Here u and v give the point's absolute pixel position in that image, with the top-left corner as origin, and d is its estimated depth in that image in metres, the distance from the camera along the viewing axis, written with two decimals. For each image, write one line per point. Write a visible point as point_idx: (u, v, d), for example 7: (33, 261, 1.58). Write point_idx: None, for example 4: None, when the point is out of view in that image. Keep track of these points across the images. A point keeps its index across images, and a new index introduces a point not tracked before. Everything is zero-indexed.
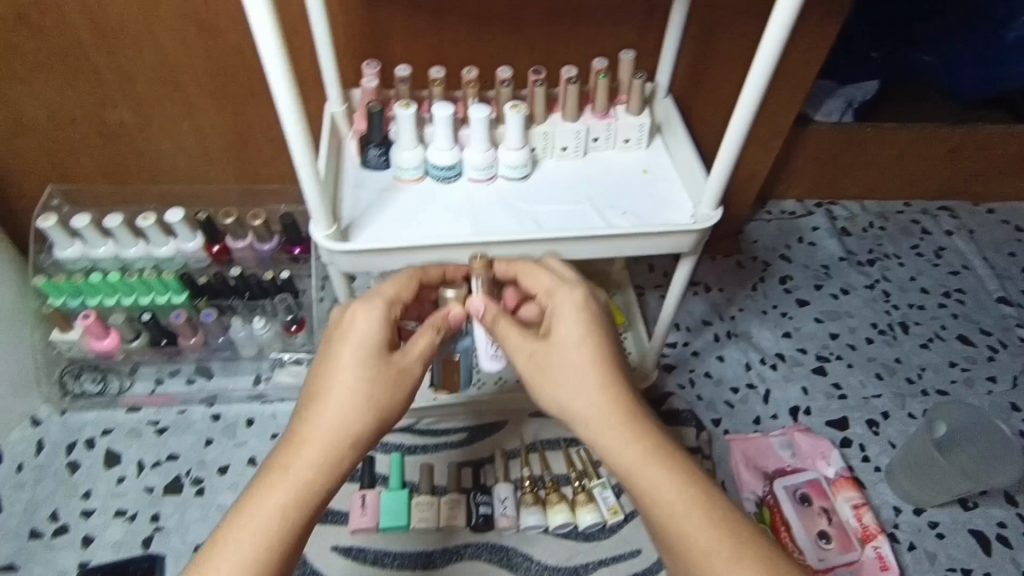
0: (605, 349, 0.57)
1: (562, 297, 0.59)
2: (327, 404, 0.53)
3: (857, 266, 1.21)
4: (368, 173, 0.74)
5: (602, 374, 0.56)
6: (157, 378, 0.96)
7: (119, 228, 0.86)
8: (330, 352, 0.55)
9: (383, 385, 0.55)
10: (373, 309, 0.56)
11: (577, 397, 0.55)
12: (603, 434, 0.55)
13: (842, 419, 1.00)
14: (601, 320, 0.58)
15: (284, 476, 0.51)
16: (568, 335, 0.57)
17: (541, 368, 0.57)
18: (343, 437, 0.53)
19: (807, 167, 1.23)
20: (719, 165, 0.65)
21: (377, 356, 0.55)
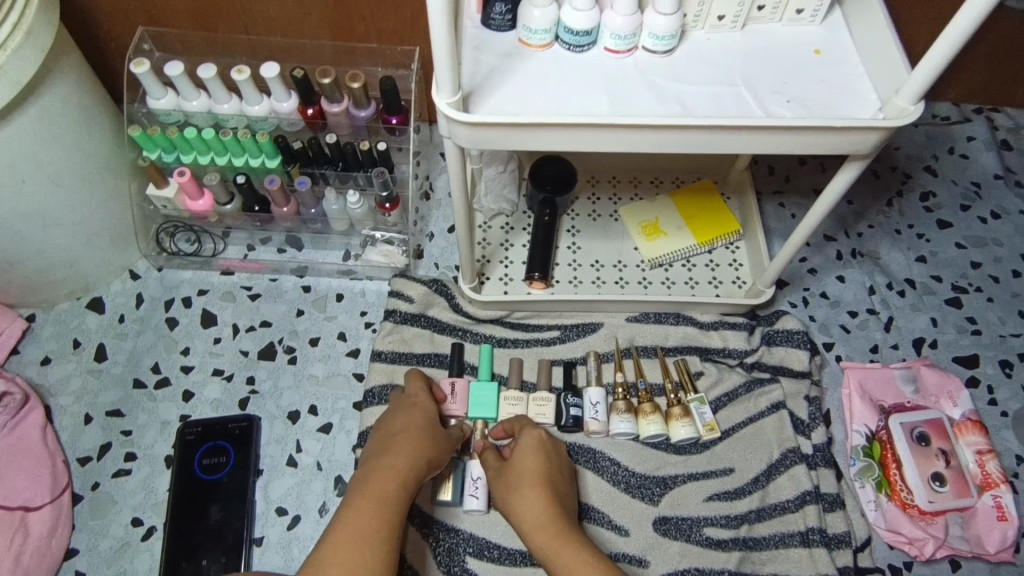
0: (549, 457, 0.72)
1: (522, 426, 0.75)
2: (404, 438, 0.70)
3: (1014, 187, 1.05)
4: (489, 34, 0.65)
5: (543, 474, 0.69)
6: (249, 245, 0.95)
7: (213, 80, 0.80)
8: (393, 419, 0.74)
9: (436, 435, 0.72)
10: (427, 394, 0.78)
11: (516, 496, 0.67)
12: (532, 528, 0.64)
13: (972, 356, 0.90)
14: (551, 442, 0.74)
15: (383, 472, 0.65)
16: (518, 447, 0.72)
17: (501, 474, 0.71)
18: (419, 459, 0.68)
19: (982, 62, 1.03)
20: (934, 51, 0.53)
21: (428, 420, 0.74)
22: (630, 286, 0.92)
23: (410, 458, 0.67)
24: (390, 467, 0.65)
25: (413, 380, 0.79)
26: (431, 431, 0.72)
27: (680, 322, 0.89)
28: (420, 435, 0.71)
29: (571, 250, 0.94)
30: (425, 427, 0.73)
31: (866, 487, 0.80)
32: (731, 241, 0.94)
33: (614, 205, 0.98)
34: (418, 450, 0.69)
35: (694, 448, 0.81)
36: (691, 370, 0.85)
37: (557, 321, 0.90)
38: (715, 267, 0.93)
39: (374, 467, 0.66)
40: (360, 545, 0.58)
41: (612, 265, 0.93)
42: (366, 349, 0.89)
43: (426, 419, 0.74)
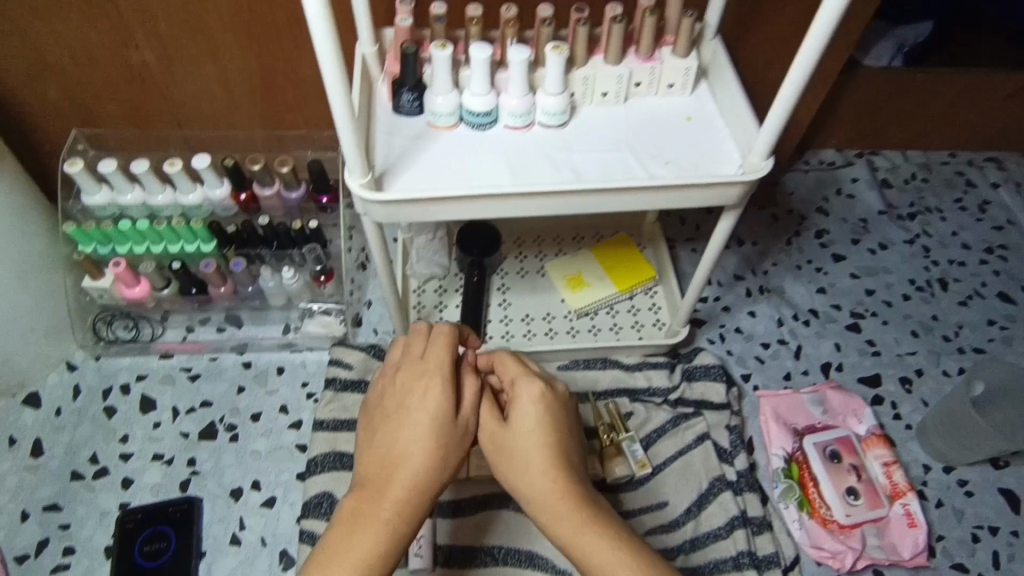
0: (557, 426, 0.59)
1: (524, 380, 0.61)
2: (400, 459, 0.55)
3: (897, 219, 1.16)
4: (401, 119, 0.71)
5: (555, 452, 0.57)
6: (188, 326, 0.97)
7: (146, 175, 0.85)
8: (383, 419, 0.58)
9: (446, 445, 0.56)
10: (439, 381, 0.57)
11: (524, 480, 0.56)
12: (550, 517, 0.55)
13: (874, 376, 0.98)
14: (558, 401, 0.61)
15: (370, 526, 0.52)
16: (518, 411, 0.59)
17: (502, 442, 0.58)
18: (418, 489, 0.54)
19: (852, 113, 1.16)
20: (773, 114, 0.62)
21: (432, 420, 0.56)
22: (559, 335, 0.98)
23: (406, 489, 0.54)
24: (377, 518, 0.52)
25: (415, 345, 0.61)
26: (434, 438, 0.55)
27: (607, 367, 0.94)
28: (417, 447, 0.55)
29: (502, 306, 1.00)
30: (428, 431, 0.56)
31: (789, 507, 0.85)
32: (650, 287, 1.01)
33: (540, 261, 1.04)
34: (417, 475, 0.54)
35: (628, 485, 0.86)
36: (622, 411, 0.91)
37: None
38: (636, 312, 1.00)
39: (360, 510, 0.53)
40: None
41: (541, 317, 0.99)
42: (308, 419, 0.91)
43: (427, 421, 0.56)
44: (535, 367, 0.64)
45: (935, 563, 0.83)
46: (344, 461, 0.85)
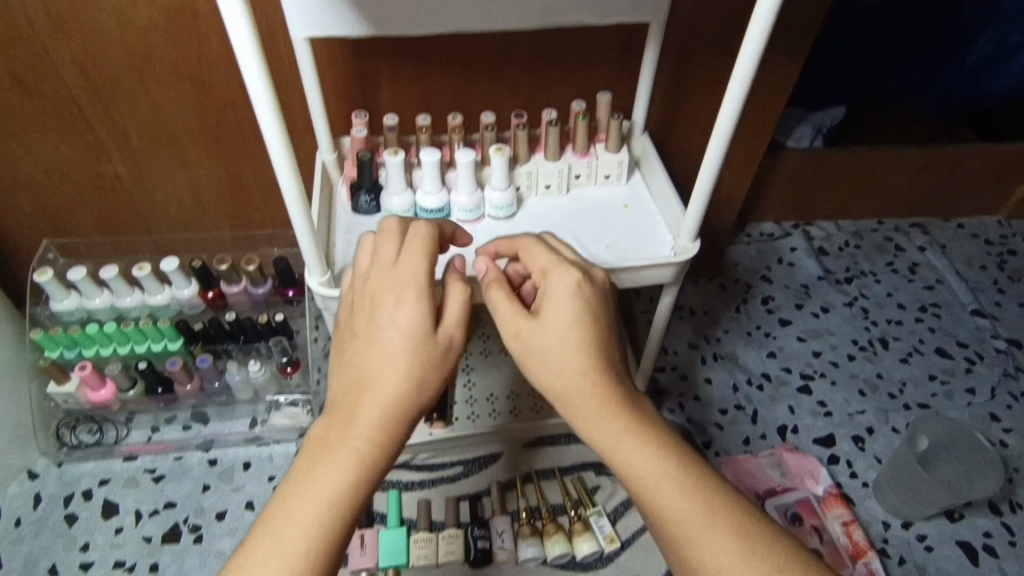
0: (593, 324, 0.55)
1: (556, 273, 0.57)
2: (375, 381, 0.51)
3: (835, 284, 1.24)
4: (360, 218, 0.76)
5: (589, 354, 0.53)
6: (153, 426, 0.97)
7: (115, 279, 0.88)
8: (354, 342, 0.53)
9: (422, 363, 0.52)
10: (414, 295, 0.53)
11: (562, 379, 0.53)
12: (583, 412, 0.53)
13: (828, 436, 1.02)
14: (594, 299, 0.56)
15: (340, 455, 0.49)
16: (549, 306, 0.55)
17: (526, 342, 0.55)
18: (393, 419, 0.51)
19: (783, 188, 1.26)
20: (695, 200, 0.68)
21: (411, 338, 0.52)
22: (523, 413, 0.97)
23: (382, 417, 0.50)
24: (352, 443, 0.49)
25: (384, 248, 0.55)
26: (413, 355, 0.51)
27: (572, 442, 0.97)
28: (398, 367, 0.51)
29: (466, 387, 0.99)
30: (407, 349, 0.51)
31: None
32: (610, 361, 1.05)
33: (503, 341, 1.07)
34: (394, 401, 0.50)
35: (599, 562, 0.86)
36: (588, 486, 0.93)
37: (468, 453, 0.96)
38: None
39: (333, 436, 0.50)
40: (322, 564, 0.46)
41: (506, 396, 0.99)
42: None
43: (406, 339, 0.51)
44: (570, 257, 0.59)
45: None
46: None
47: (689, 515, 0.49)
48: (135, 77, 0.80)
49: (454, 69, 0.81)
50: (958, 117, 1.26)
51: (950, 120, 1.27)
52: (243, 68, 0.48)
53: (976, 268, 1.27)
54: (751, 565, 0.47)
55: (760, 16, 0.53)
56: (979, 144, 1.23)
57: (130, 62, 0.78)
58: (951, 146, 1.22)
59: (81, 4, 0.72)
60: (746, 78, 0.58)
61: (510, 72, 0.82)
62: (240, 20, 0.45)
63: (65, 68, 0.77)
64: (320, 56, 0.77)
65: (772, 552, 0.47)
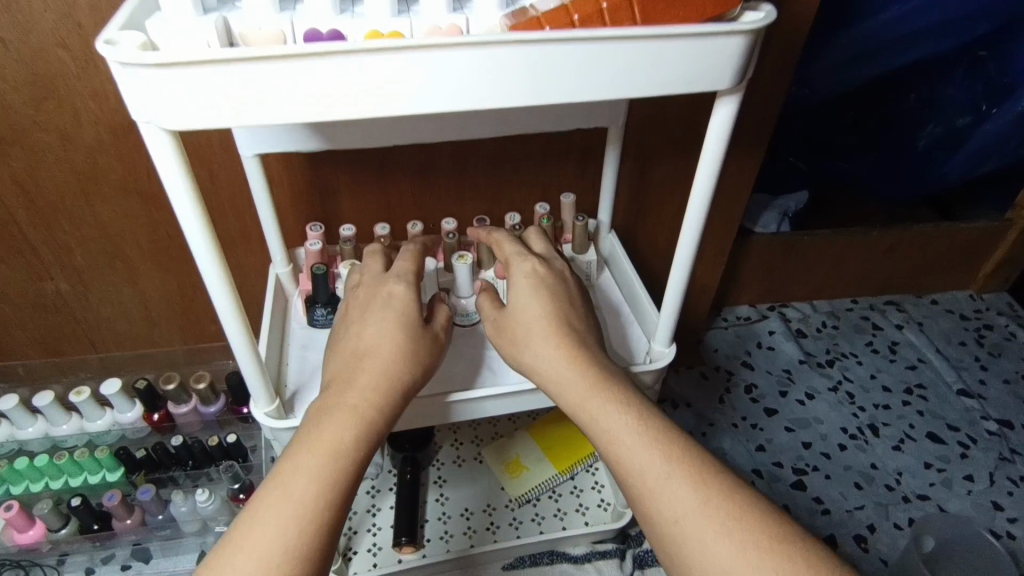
0: (555, 296, 0.61)
1: (517, 261, 0.65)
2: (367, 357, 0.55)
3: (817, 367, 1.21)
4: (316, 332, 0.72)
5: (553, 320, 0.58)
6: (88, 568, 0.87)
7: (50, 406, 0.81)
8: (346, 330, 0.58)
9: (411, 337, 0.57)
10: (400, 286, 0.61)
11: (528, 350, 0.58)
12: (560, 380, 0.55)
13: (829, 537, 0.96)
14: (553, 275, 0.63)
15: (336, 417, 0.50)
16: (515, 285, 0.62)
17: (501, 322, 0.61)
18: (386, 388, 0.53)
19: (755, 273, 1.25)
20: (668, 304, 0.65)
21: (401, 318, 0.58)
22: (502, 529, 0.90)
23: (374, 386, 0.53)
24: (348, 406, 0.51)
25: (370, 265, 0.66)
26: (401, 332, 0.57)
27: (555, 561, 0.89)
28: (388, 345, 0.55)
29: (439, 502, 0.93)
30: (397, 327, 0.57)
31: None
32: (592, 463, 0.96)
33: (477, 447, 0.99)
34: (386, 373, 0.54)
35: None
36: None
37: None
38: (579, 493, 0.93)
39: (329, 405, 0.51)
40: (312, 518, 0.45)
41: (482, 510, 0.92)
42: None
43: (393, 318, 0.58)
44: (537, 252, 0.68)
45: None
46: None
47: (651, 465, 0.49)
48: (78, 193, 0.76)
49: (414, 175, 0.79)
50: (919, 198, 1.28)
51: (910, 201, 1.29)
52: (170, 192, 0.43)
53: (956, 345, 1.26)
54: (708, 512, 0.46)
55: (715, 128, 0.51)
56: (941, 223, 1.25)
57: (74, 180, 0.75)
58: (915, 227, 1.24)
59: (21, 127, 0.70)
60: (707, 189, 0.55)
61: (470, 176, 0.81)
62: (173, 166, 0.42)
63: (4, 188, 0.74)
64: (273, 168, 0.75)
65: (734, 499, 0.46)
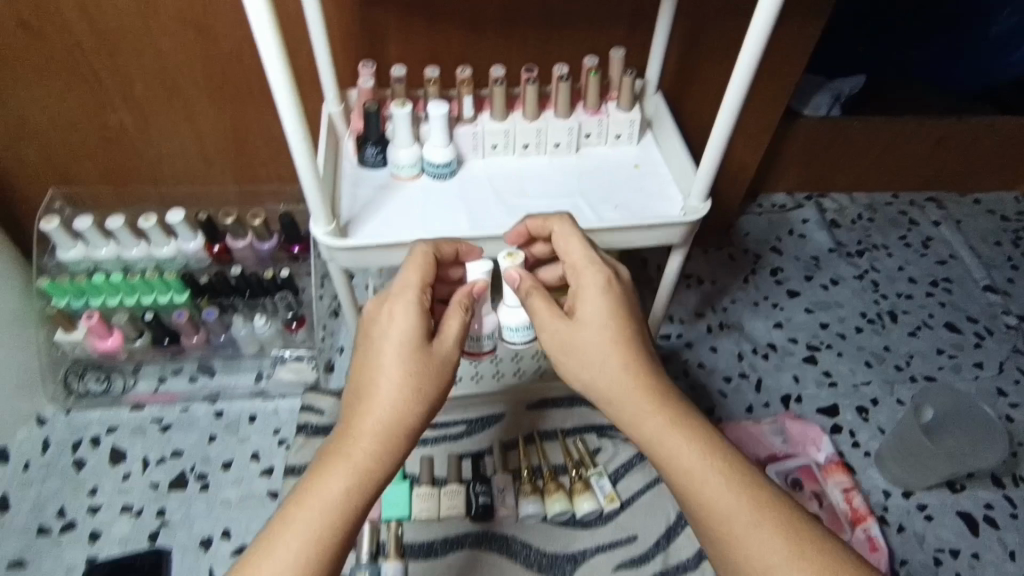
0: (626, 321, 0.58)
1: (589, 273, 0.59)
2: (374, 396, 0.53)
3: (846, 256, 1.23)
4: (365, 172, 0.76)
5: (628, 346, 0.57)
6: (160, 377, 0.98)
7: (121, 229, 0.88)
8: (365, 351, 0.56)
9: (421, 376, 0.54)
10: (410, 309, 0.56)
11: (599, 371, 0.57)
12: (625, 405, 0.56)
13: (832, 406, 1.02)
14: (621, 293, 0.59)
15: (343, 463, 0.51)
16: (585, 308, 0.58)
17: (564, 338, 0.58)
18: (393, 437, 0.53)
19: (797, 158, 1.24)
20: (707, 161, 0.67)
21: (408, 346, 0.55)
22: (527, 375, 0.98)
23: (381, 429, 0.53)
24: (351, 457, 0.52)
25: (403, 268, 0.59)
26: (412, 368, 0.54)
27: (574, 404, 0.96)
28: (401, 377, 0.54)
29: None
30: (414, 368, 0.54)
31: None
32: None
33: None
34: (390, 416, 0.53)
35: (598, 521, 0.86)
36: (590, 447, 0.92)
37: (473, 412, 0.95)
38: None
39: (341, 447, 0.52)
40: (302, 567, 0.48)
41: (511, 358, 0.95)
42: (280, 466, 0.91)
43: (417, 356, 0.55)
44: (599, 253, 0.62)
45: None
46: None
47: (737, 512, 0.51)
48: (139, 22, 0.78)
49: (463, 22, 0.79)
50: (982, 90, 1.23)
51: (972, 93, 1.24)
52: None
53: (991, 244, 1.26)
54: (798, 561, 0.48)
55: None
56: (1002, 116, 1.20)
57: (134, 9, 0.77)
58: (972, 118, 1.19)
59: None
60: (766, 30, 0.56)
61: (519, 26, 0.80)
62: None
63: (69, 10, 0.76)
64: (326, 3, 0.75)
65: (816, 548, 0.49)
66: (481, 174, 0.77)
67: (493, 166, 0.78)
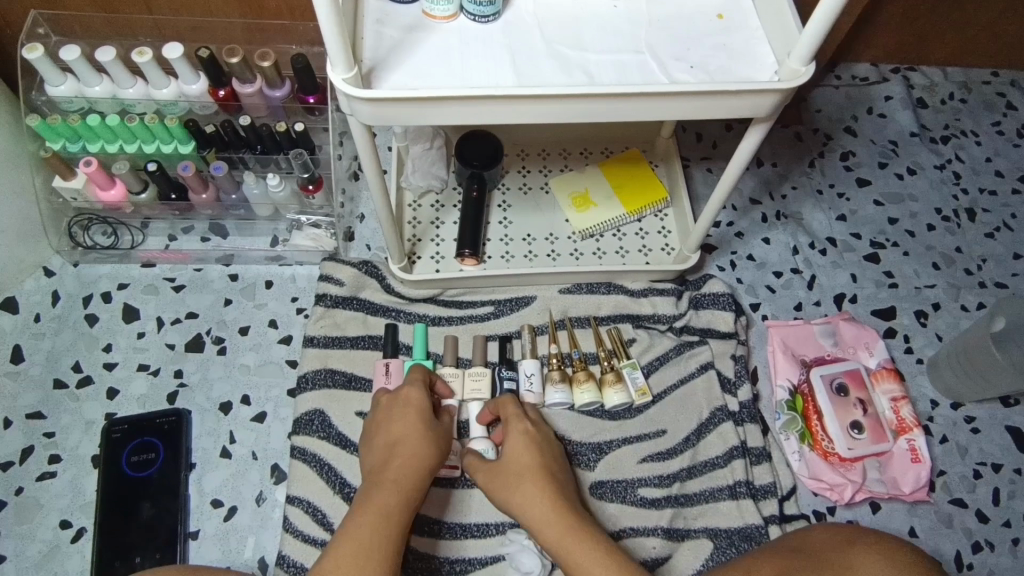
0: (542, 452, 0.69)
1: (514, 421, 0.71)
2: (401, 443, 0.66)
3: (929, 143, 1.08)
4: (393, 6, 0.63)
5: (539, 468, 0.66)
6: (170, 234, 0.92)
7: (113, 64, 0.77)
8: (388, 416, 0.69)
9: (431, 428, 0.69)
10: (419, 387, 0.72)
11: (515, 493, 0.65)
12: (540, 528, 0.62)
13: (889, 309, 0.94)
14: (541, 435, 0.71)
15: (387, 485, 0.62)
16: (508, 442, 0.69)
17: (492, 469, 0.68)
18: (421, 467, 0.65)
19: (896, 20, 1.05)
20: (819, 12, 0.53)
21: (420, 412, 0.70)
22: (562, 257, 0.90)
23: (408, 466, 0.64)
24: (392, 480, 0.63)
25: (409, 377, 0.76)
26: (424, 424, 0.69)
27: (611, 292, 0.88)
28: (419, 434, 0.67)
29: (502, 225, 0.92)
30: (421, 421, 0.69)
31: (790, 438, 0.83)
32: (660, 209, 0.93)
33: (545, 177, 0.96)
34: (419, 457, 0.65)
35: (627, 413, 0.82)
36: (624, 338, 0.86)
37: (500, 294, 0.89)
38: (645, 235, 0.92)
39: (376, 481, 0.63)
40: (361, 563, 0.56)
41: (544, 239, 0.92)
42: (298, 336, 0.87)
43: (425, 415, 0.69)
44: (529, 409, 0.75)
45: (934, 498, 0.82)
46: (336, 378, 0.82)
47: None
48: None
49: None
50: None
51: None
52: None
53: None
54: None
55: None
56: None
57: None
58: None
59: None
60: None
61: None
62: None
63: None
64: None
65: None
66: (531, 16, 0.64)
67: (545, 9, 0.64)
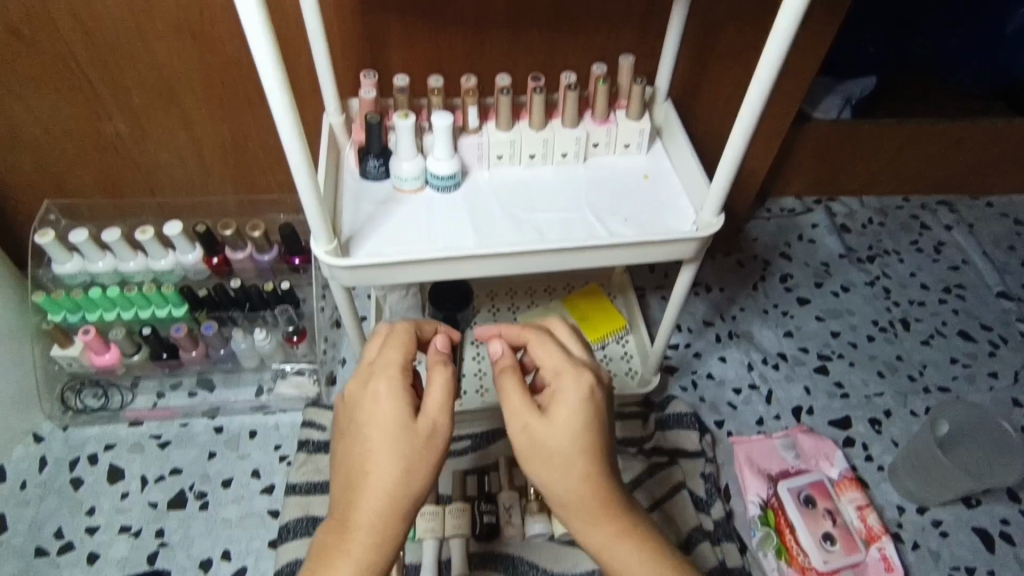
0: (599, 426, 0.52)
1: (569, 376, 0.53)
2: (365, 487, 0.48)
3: (857, 263, 1.20)
4: (367, 183, 0.73)
5: (597, 453, 0.51)
6: (159, 391, 0.96)
7: (117, 242, 0.86)
8: (353, 435, 0.50)
9: (410, 455, 0.49)
10: (395, 387, 0.51)
11: (565, 482, 0.51)
12: (586, 529, 0.52)
13: (844, 418, 1.00)
14: (600, 399, 0.53)
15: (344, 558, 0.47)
16: (559, 412, 0.52)
17: (535, 432, 0.51)
18: (392, 522, 0.48)
19: (809, 161, 1.21)
20: (720, 173, 0.65)
21: (398, 433, 0.49)
22: None
23: (373, 523, 0.48)
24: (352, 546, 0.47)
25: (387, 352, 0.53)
26: (401, 450, 0.49)
27: None
28: (429, 442, 0.50)
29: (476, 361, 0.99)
30: (405, 440, 0.49)
31: (768, 555, 0.85)
32: (621, 336, 1.01)
33: (514, 314, 1.04)
34: (390, 511, 0.48)
35: None
36: None
37: (477, 426, 0.93)
38: (609, 362, 0.99)
39: (332, 543, 0.48)
40: None
41: None
42: (281, 484, 0.89)
43: (408, 432, 0.49)
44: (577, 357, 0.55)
45: None
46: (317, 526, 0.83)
47: None
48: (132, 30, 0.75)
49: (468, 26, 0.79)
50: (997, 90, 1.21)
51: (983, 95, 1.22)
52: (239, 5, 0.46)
53: (1004, 249, 1.25)
54: None
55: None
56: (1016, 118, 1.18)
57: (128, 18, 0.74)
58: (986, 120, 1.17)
59: None
60: (783, 46, 0.55)
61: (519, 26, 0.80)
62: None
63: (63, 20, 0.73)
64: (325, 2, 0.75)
65: None
66: (486, 184, 0.75)
67: (498, 177, 0.76)
